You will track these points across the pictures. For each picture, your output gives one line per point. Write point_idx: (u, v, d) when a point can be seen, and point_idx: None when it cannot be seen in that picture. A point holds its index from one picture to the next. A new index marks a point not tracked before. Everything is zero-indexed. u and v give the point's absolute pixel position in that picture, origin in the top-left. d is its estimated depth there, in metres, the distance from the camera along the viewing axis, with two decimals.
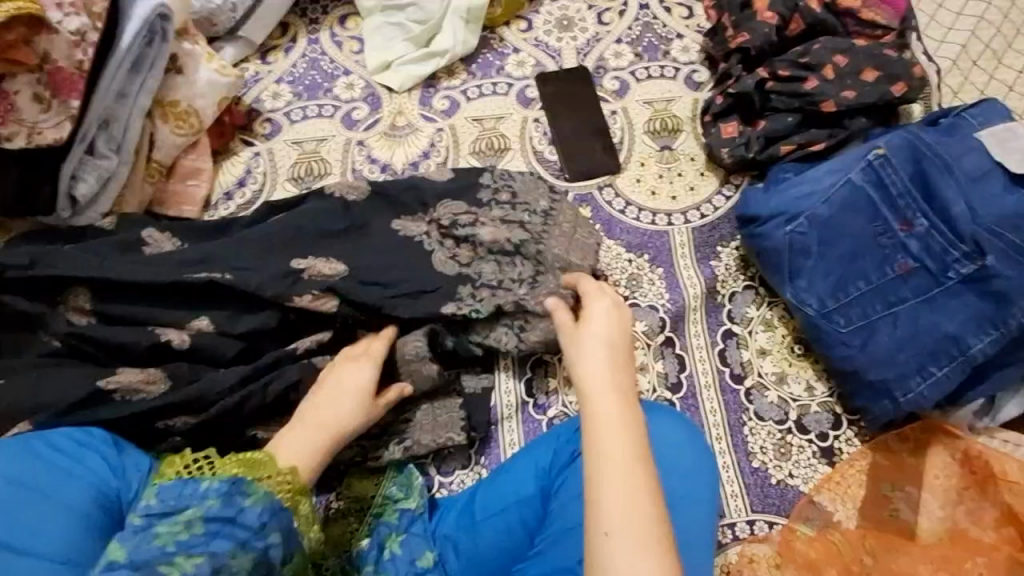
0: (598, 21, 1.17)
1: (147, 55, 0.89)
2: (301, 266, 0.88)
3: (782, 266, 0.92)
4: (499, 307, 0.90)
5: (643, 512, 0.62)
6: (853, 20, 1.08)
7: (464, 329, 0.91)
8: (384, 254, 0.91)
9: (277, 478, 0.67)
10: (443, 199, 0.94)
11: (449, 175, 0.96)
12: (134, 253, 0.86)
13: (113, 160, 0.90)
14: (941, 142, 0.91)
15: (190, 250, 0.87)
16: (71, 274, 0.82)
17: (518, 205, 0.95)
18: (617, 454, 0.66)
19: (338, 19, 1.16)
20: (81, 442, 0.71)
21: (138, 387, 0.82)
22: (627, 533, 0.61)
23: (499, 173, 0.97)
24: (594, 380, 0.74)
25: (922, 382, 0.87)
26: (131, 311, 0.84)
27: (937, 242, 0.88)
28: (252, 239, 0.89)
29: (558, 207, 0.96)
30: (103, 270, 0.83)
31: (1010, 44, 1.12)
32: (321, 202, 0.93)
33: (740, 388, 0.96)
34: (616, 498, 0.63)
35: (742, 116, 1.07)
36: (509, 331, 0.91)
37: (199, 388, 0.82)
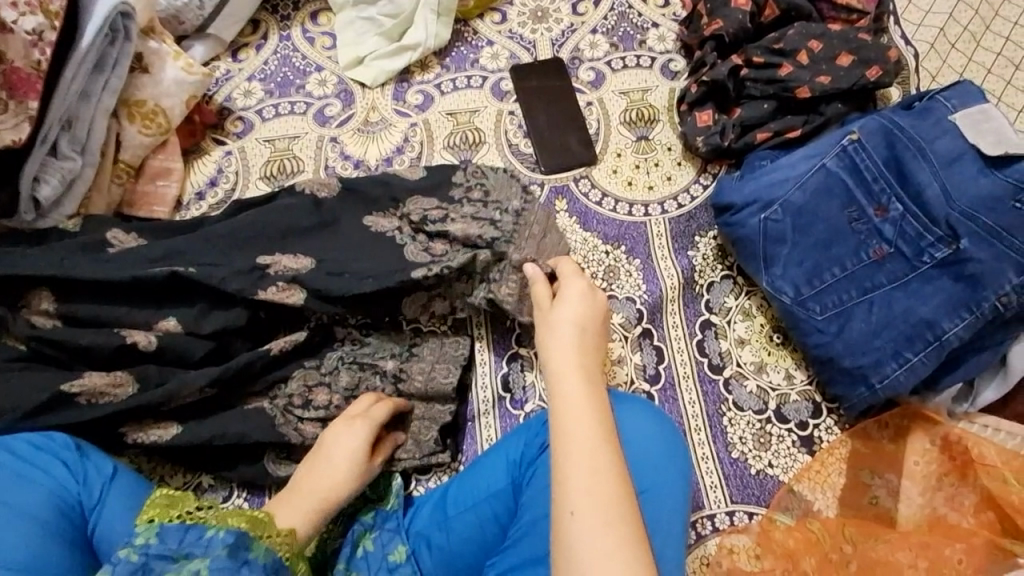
0: (573, 12, 1.16)
1: (109, 54, 0.88)
2: (267, 262, 0.87)
3: (758, 254, 0.92)
4: (469, 259, 0.89)
5: (609, 496, 0.64)
6: (828, 5, 1.07)
7: (444, 299, 0.92)
8: (356, 252, 0.90)
9: (277, 539, 0.64)
10: (414, 196, 0.93)
11: (421, 173, 0.95)
12: (98, 255, 0.85)
13: (77, 162, 0.88)
14: (916, 125, 0.90)
15: (154, 247, 0.86)
16: (33, 276, 0.82)
17: (490, 204, 0.94)
18: (585, 438, 0.68)
19: (309, 15, 1.15)
20: (40, 446, 0.70)
21: (104, 389, 0.81)
22: (596, 517, 0.63)
23: (473, 170, 0.96)
24: (564, 366, 0.75)
25: (899, 368, 0.86)
26: (98, 312, 0.83)
27: (912, 227, 0.87)
28: (222, 239, 0.88)
29: (530, 208, 0.94)
30: (66, 272, 0.82)
31: (988, 26, 1.11)
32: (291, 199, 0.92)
33: (719, 379, 0.95)
34: (584, 482, 0.65)
35: (717, 104, 1.06)
36: (481, 287, 0.90)
37: (168, 387, 0.82)
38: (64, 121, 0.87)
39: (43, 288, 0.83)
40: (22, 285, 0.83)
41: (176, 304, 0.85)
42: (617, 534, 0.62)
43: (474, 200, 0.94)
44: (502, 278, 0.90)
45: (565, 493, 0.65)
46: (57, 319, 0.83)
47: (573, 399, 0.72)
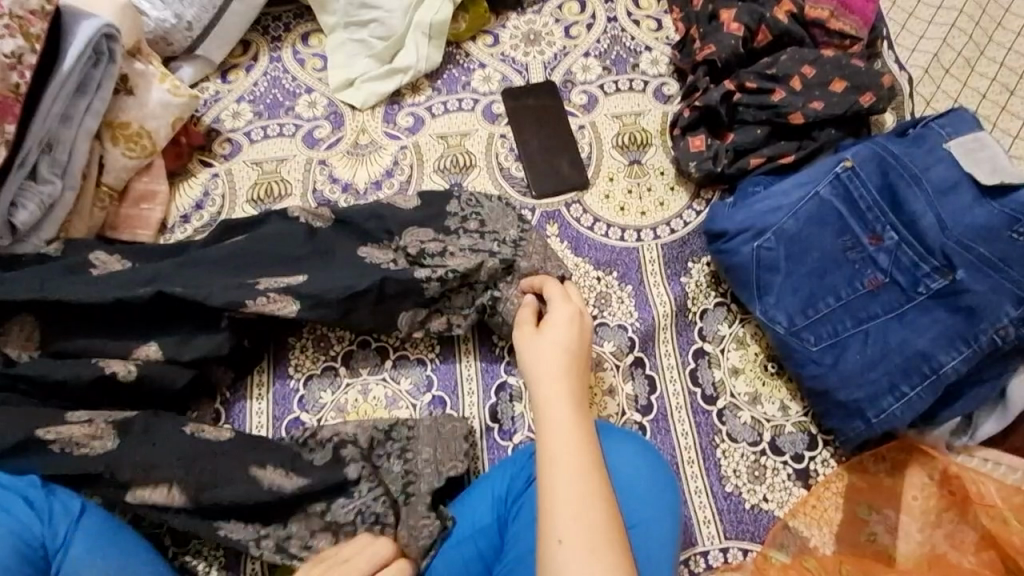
0: (565, 35, 1.15)
1: (92, 76, 0.87)
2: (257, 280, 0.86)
3: (751, 282, 0.90)
4: (478, 264, 0.90)
5: (598, 528, 0.62)
6: (821, 30, 1.07)
7: (440, 313, 0.92)
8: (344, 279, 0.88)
9: None
10: (410, 227, 0.92)
11: (415, 203, 0.94)
12: (83, 283, 0.82)
13: (57, 185, 0.86)
14: (909, 154, 0.89)
15: (140, 270, 0.84)
16: (15, 305, 0.81)
17: (487, 234, 0.93)
18: (571, 465, 0.66)
19: (300, 36, 1.14)
20: (8, 486, 0.70)
21: (80, 439, 0.75)
22: (584, 550, 0.61)
23: (468, 199, 0.96)
24: (550, 387, 0.73)
25: (896, 402, 0.84)
26: (81, 345, 0.82)
27: (907, 257, 0.86)
28: (200, 274, 0.85)
29: (527, 237, 0.94)
30: (46, 296, 0.80)
31: (982, 52, 1.10)
32: (283, 227, 0.91)
33: (712, 409, 0.93)
34: (572, 514, 0.63)
35: (710, 129, 1.05)
36: (482, 293, 0.91)
37: (159, 431, 0.78)
38: (45, 143, 0.85)
39: (27, 318, 0.82)
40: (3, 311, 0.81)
41: (162, 332, 0.84)
42: (604, 568, 0.60)
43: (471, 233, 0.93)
44: (510, 284, 0.90)
45: (553, 525, 0.63)
46: (39, 348, 0.82)
47: (559, 423, 0.70)
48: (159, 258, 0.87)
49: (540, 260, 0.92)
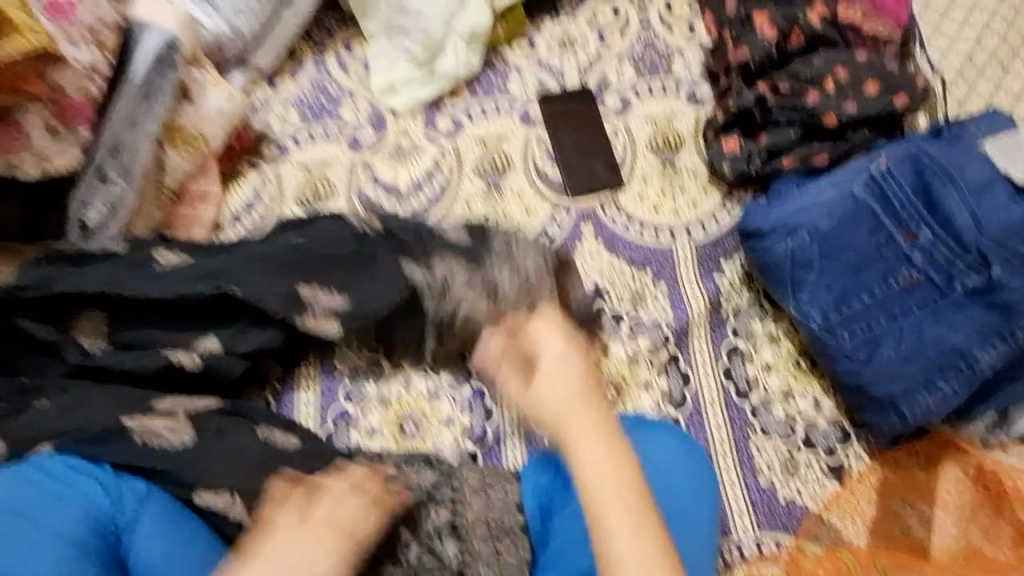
0: (599, 40, 1.18)
1: (155, 83, 0.90)
2: (306, 290, 0.90)
3: (785, 280, 0.92)
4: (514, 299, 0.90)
5: (650, 549, 0.66)
6: (855, 33, 1.08)
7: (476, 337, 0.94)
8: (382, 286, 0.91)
9: None
10: (451, 257, 0.93)
11: (462, 236, 0.94)
12: (147, 282, 0.87)
13: (121, 185, 0.90)
14: (944, 153, 0.90)
15: (201, 266, 0.89)
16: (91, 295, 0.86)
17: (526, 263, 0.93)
18: (613, 489, 0.68)
19: (344, 43, 1.18)
20: (75, 468, 0.72)
21: (161, 431, 0.79)
22: (638, 550, 0.65)
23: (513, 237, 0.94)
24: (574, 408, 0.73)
25: (930, 397, 0.86)
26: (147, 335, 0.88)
27: (941, 254, 0.87)
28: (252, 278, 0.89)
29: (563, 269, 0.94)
30: (119, 291, 0.86)
31: (1015, 53, 1.11)
32: (325, 231, 0.93)
33: (745, 404, 0.95)
34: (618, 517, 0.67)
35: (743, 130, 1.07)
36: None
37: (234, 431, 0.82)
38: (111, 147, 0.88)
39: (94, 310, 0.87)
40: (74, 303, 0.86)
41: (221, 326, 0.89)
42: None
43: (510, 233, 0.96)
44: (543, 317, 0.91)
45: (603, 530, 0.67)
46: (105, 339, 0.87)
47: (590, 445, 0.71)
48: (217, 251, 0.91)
49: (571, 276, 0.95)
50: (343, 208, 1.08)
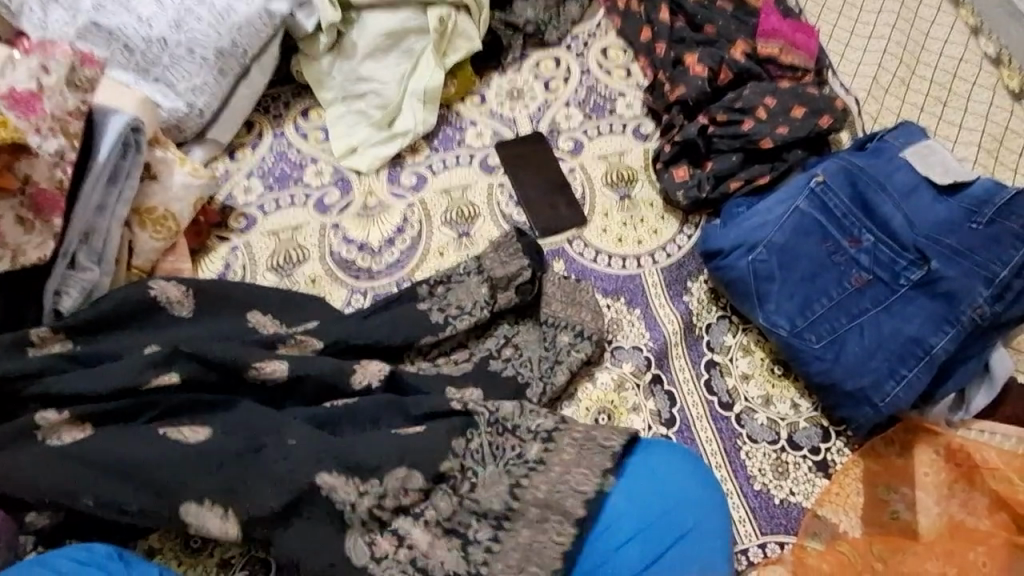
0: (545, 89, 1.25)
1: (122, 167, 0.92)
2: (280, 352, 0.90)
3: (751, 293, 0.98)
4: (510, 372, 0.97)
5: None
6: (775, 65, 1.20)
7: (493, 384, 0.95)
8: (383, 352, 0.96)
9: None
10: (437, 353, 0.98)
11: (467, 321, 0.98)
12: (142, 363, 0.83)
13: (95, 272, 0.90)
14: (871, 164, 1.00)
15: (195, 331, 0.90)
16: (66, 387, 0.82)
17: (517, 357, 0.98)
18: None
19: (300, 112, 1.21)
20: (83, 561, 0.74)
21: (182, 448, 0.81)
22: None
23: (512, 327, 1.01)
24: None
25: (898, 385, 0.92)
26: (106, 406, 0.82)
27: (885, 254, 0.96)
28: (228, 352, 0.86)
29: (580, 345, 0.99)
30: (79, 382, 0.82)
31: (913, 72, 1.26)
32: (290, 330, 0.93)
33: (730, 415, 1.00)
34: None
35: (690, 161, 1.15)
36: (505, 351, 0.99)
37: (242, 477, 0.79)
38: (83, 233, 0.89)
39: (69, 408, 0.81)
40: (52, 401, 0.82)
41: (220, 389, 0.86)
42: None
43: (436, 296, 1.00)
44: (520, 356, 0.98)
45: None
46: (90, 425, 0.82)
47: None
48: (220, 312, 0.93)
49: (536, 361, 0.98)
50: (318, 271, 1.08)
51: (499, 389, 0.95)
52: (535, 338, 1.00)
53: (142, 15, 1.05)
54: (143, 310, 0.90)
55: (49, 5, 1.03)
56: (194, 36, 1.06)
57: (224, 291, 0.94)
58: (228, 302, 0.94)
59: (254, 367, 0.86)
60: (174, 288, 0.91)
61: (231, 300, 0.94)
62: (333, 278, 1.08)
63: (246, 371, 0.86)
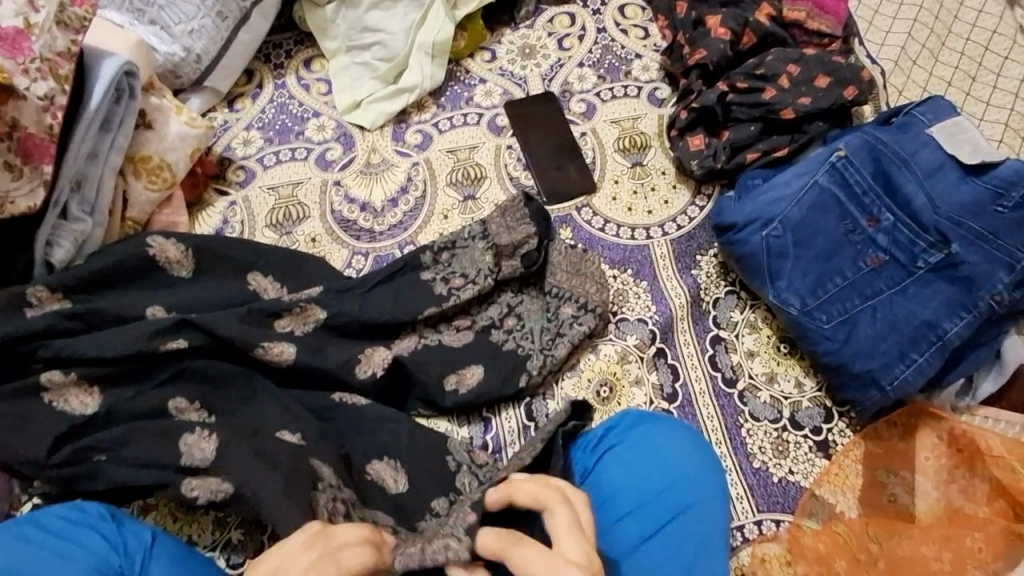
0: (559, 47, 1.20)
1: (115, 113, 0.88)
2: (286, 328, 0.88)
3: (763, 268, 0.95)
4: (512, 346, 0.95)
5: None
6: (800, 30, 1.15)
7: (495, 357, 0.94)
8: (384, 329, 0.93)
9: None
10: (441, 323, 0.96)
11: (471, 290, 0.95)
12: (149, 331, 0.81)
13: (88, 223, 0.88)
14: (896, 140, 0.96)
15: (195, 292, 0.88)
16: (71, 351, 0.80)
17: (521, 329, 0.96)
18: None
19: (303, 62, 1.16)
20: (75, 520, 0.74)
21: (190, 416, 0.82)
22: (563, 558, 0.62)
23: (518, 298, 0.98)
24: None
25: (907, 369, 0.91)
26: (112, 370, 0.81)
27: (904, 235, 0.93)
28: (225, 318, 0.84)
29: (584, 317, 0.97)
30: (84, 345, 0.80)
31: (943, 43, 1.21)
32: (295, 296, 0.90)
33: (733, 392, 0.99)
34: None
35: (707, 129, 1.11)
36: (510, 323, 0.97)
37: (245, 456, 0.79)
38: (74, 182, 0.86)
39: (76, 370, 0.80)
40: (57, 361, 0.80)
41: (226, 358, 0.85)
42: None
43: (440, 263, 0.97)
44: (524, 330, 0.96)
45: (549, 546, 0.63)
46: (97, 389, 0.81)
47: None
48: (223, 272, 0.90)
49: (544, 338, 0.96)
50: (318, 229, 1.05)
51: (501, 363, 0.94)
52: (538, 309, 0.98)
53: None
54: (142, 267, 0.87)
55: None
56: None
57: (224, 254, 0.91)
58: (224, 261, 0.91)
59: (262, 347, 0.85)
60: (173, 247, 0.88)
61: (230, 260, 0.91)
62: (334, 238, 1.05)
63: (254, 349, 0.84)
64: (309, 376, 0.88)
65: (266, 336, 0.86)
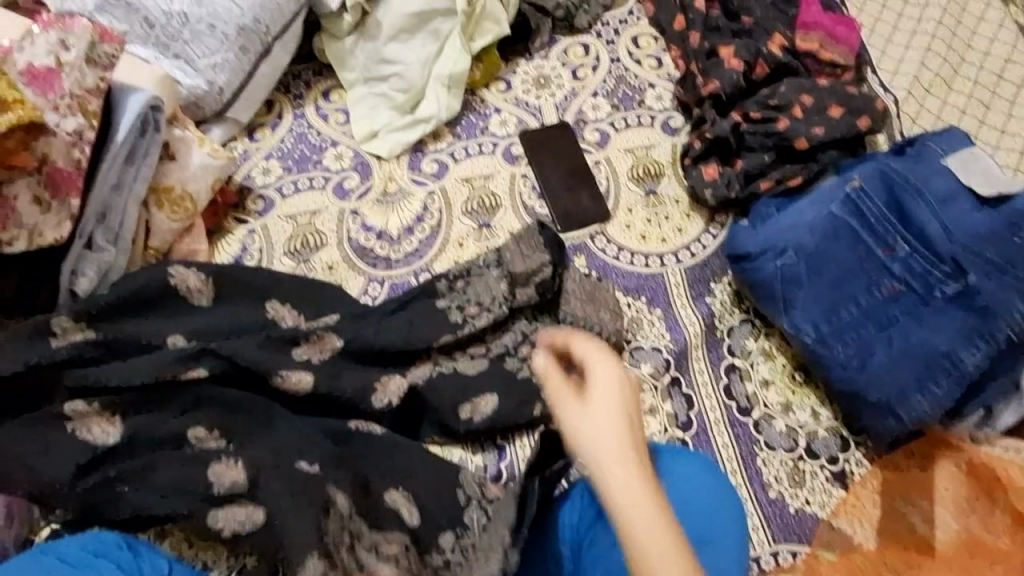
0: (573, 77, 1.22)
1: (140, 147, 0.90)
2: (302, 356, 0.88)
3: (776, 296, 0.95)
4: (526, 374, 0.95)
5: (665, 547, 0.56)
6: (813, 60, 1.16)
7: (510, 384, 0.94)
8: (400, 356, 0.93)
9: None
10: (456, 350, 0.96)
11: (486, 317, 0.96)
12: (169, 359, 0.82)
13: (111, 252, 0.89)
14: (911, 169, 0.96)
15: (214, 320, 0.89)
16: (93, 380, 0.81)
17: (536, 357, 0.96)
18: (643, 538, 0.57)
19: (321, 93, 1.18)
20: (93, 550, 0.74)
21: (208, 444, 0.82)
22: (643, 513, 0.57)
23: (533, 325, 0.99)
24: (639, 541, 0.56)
25: (925, 399, 0.90)
26: (134, 397, 0.81)
27: (919, 263, 0.92)
28: (243, 346, 0.85)
29: None
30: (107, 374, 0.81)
31: (956, 71, 1.21)
32: (312, 324, 0.92)
33: (748, 420, 0.98)
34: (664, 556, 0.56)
35: (720, 157, 1.11)
36: (524, 350, 0.96)
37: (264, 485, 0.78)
38: (99, 212, 0.88)
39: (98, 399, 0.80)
40: (81, 391, 0.81)
41: (244, 387, 0.86)
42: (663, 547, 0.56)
43: (456, 291, 0.98)
44: None
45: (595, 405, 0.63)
46: (118, 417, 0.81)
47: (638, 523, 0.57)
48: (242, 300, 0.92)
49: None
50: (335, 257, 1.07)
51: (515, 390, 0.94)
52: None
53: None
54: (162, 294, 0.88)
55: None
56: (215, 11, 1.02)
57: (242, 282, 0.92)
58: (242, 288, 0.92)
59: (280, 375, 0.85)
60: (193, 276, 0.89)
61: (248, 288, 0.92)
62: (351, 266, 1.06)
63: (272, 377, 0.85)
64: (324, 403, 0.88)
65: (284, 363, 0.86)
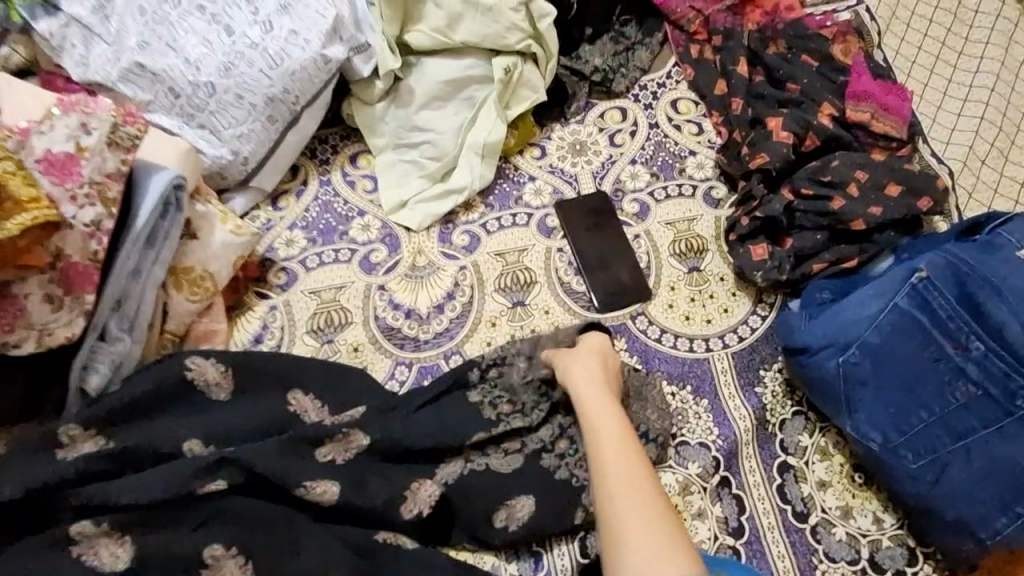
0: (611, 143, 1.16)
1: (161, 229, 0.85)
2: (326, 457, 0.82)
3: (840, 398, 0.89)
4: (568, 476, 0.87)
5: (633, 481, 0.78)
6: (865, 132, 1.10)
7: (549, 485, 0.86)
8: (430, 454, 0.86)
9: None
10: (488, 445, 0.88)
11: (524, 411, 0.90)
12: (186, 471, 0.75)
13: (127, 342, 0.84)
14: (983, 262, 0.89)
15: (232, 416, 0.82)
16: (103, 496, 0.74)
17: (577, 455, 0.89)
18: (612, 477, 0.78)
19: (348, 158, 1.13)
20: None
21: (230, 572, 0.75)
22: (656, 550, 0.72)
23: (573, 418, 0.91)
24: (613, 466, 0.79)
25: (1010, 522, 0.82)
26: (145, 515, 0.74)
27: (998, 368, 0.85)
28: (263, 449, 0.79)
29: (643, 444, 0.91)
30: (120, 488, 0.74)
31: (1014, 141, 1.15)
32: (336, 420, 0.85)
33: (805, 527, 0.91)
34: (638, 520, 0.74)
35: (768, 236, 1.05)
36: (564, 448, 0.89)
37: None
38: (114, 301, 0.82)
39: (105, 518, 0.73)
40: (88, 509, 0.74)
41: (261, 494, 0.80)
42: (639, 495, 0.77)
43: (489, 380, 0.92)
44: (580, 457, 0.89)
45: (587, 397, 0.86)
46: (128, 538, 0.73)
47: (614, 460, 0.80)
48: (262, 392, 0.86)
49: None
50: (361, 338, 1.01)
51: (554, 492, 0.86)
52: None
53: (190, 57, 0.98)
54: (180, 390, 0.83)
55: (92, 40, 0.96)
56: (243, 81, 0.98)
57: (262, 373, 0.86)
58: (263, 377, 0.86)
59: (304, 486, 0.79)
60: (211, 368, 0.84)
61: (269, 379, 0.86)
62: (377, 346, 1.00)
63: (295, 488, 0.78)
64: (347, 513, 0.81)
65: (307, 470, 0.80)
